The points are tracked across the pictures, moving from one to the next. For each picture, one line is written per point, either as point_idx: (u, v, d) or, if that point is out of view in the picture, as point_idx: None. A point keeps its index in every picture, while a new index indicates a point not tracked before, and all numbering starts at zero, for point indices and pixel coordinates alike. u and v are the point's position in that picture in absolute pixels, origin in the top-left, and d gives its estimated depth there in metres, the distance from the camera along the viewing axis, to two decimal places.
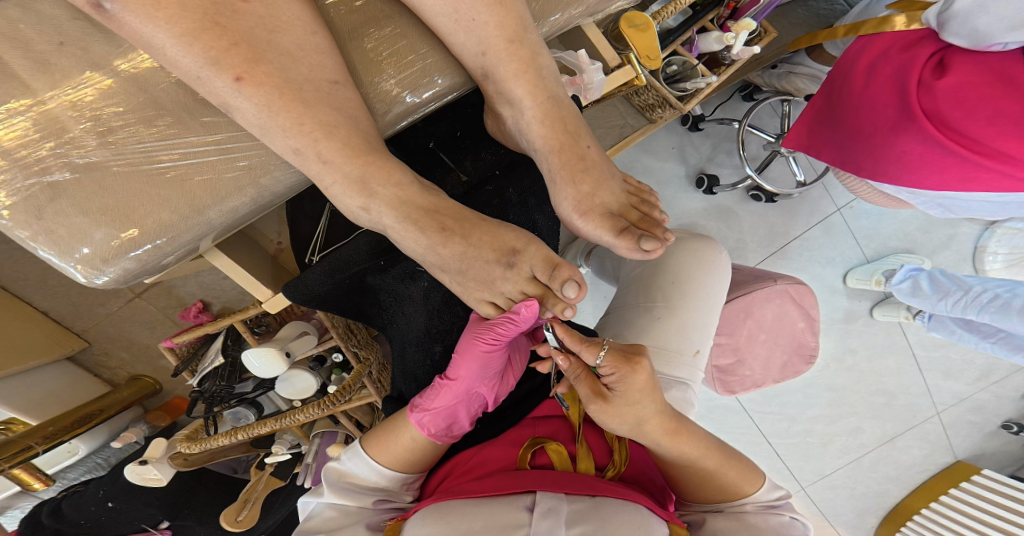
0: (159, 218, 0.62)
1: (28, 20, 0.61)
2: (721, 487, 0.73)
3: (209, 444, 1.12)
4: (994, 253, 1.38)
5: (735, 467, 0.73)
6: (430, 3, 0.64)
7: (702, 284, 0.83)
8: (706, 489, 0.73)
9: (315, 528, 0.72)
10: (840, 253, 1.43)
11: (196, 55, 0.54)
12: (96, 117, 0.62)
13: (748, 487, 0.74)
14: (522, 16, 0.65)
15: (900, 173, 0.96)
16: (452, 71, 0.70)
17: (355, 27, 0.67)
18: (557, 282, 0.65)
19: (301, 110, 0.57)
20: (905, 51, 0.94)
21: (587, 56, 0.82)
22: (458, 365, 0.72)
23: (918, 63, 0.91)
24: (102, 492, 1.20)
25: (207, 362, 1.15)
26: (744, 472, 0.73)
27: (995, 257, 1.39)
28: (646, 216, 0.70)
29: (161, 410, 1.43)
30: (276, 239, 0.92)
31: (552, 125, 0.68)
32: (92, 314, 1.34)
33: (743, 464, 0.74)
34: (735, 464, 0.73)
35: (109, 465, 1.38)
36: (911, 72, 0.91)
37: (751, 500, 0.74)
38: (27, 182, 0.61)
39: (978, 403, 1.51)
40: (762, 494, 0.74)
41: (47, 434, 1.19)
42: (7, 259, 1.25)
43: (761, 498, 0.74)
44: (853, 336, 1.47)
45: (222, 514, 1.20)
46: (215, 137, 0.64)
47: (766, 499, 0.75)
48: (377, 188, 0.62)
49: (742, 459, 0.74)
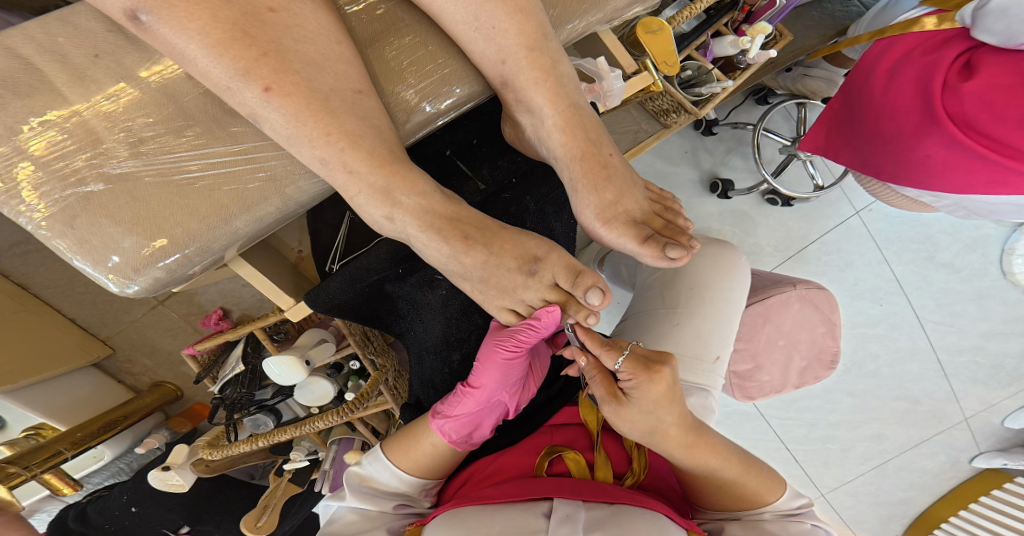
0: (188, 228, 0.64)
1: (67, 33, 0.63)
2: (741, 496, 0.72)
3: (231, 451, 1.13)
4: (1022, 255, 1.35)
5: (756, 475, 0.72)
6: (451, 12, 0.65)
7: (722, 290, 0.83)
8: (726, 497, 0.72)
9: (337, 530, 0.72)
10: (860, 257, 1.41)
11: (226, 65, 0.55)
12: (129, 128, 0.64)
13: (768, 495, 0.73)
14: (542, 24, 0.66)
15: (923, 178, 0.95)
16: (472, 79, 0.71)
17: (375, 36, 0.68)
18: (580, 289, 0.65)
19: (327, 120, 0.58)
20: (928, 54, 0.93)
21: (606, 63, 0.82)
22: (480, 373, 0.72)
23: (942, 65, 0.90)
24: (126, 497, 1.22)
25: (229, 369, 1.18)
26: (764, 482, 0.72)
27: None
28: (669, 223, 0.70)
29: (182, 416, 1.45)
30: (297, 248, 0.92)
31: (572, 132, 0.68)
32: (116, 322, 1.37)
33: (764, 472, 0.73)
34: (756, 473, 0.72)
35: (132, 470, 1.40)
36: (936, 75, 0.89)
37: (771, 509, 0.73)
38: (64, 192, 0.62)
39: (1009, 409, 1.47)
40: (782, 503, 0.73)
41: (75, 441, 1.18)
42: (38, 268, 1.29)
43: (781, 507, 0.73)
44: (875, 341, 1.44)
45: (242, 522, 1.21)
46: (241, 147, 0.65)
47: (786, 508, 0.74)
48: (401, 197, 0.63)
49: (764, 467, 0.73)
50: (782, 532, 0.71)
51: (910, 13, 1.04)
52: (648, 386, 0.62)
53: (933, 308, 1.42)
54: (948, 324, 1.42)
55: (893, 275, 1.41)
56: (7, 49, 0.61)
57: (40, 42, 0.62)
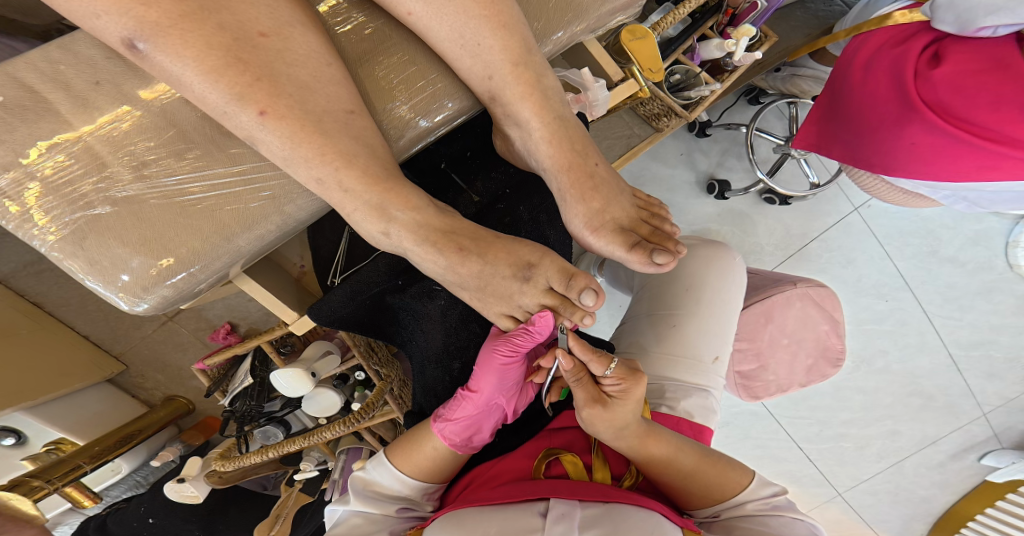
0: (192, 247, 0.66)
1: (69, 61, 0.66)
2: (709, 490, 0.74)
3: (243, 463, 1.15)
4: None
5: (716, 467, 0.74)
6: (434, 29, 0.66)
7: (715, 291, 0.85)
8: (701, 491, 0.74)
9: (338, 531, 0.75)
10: (863, 253, 1.42)
11: (222, 91, 0.57)
12: (132, 152, 0.66)
13: (740, 479, 0.75)
14: (526, 38, 0.67)
15: (915, 167, 0.94)
16: (461, 94, 0.73)
17: (363, 55, 0.70)
18: (574, 290, 0.67)
19: (321, 141, 0.60)
20: (897, 47, 0.95)
21: (590, 74, 0.84)
22: (478, 378, 0.74)
23: (912, 56, 0.92)
24: (143, 508, 1.26)
25: (237, 383, 1.21)
26: (731, 473, 0.75)
27: None
28: (657, 229, 0.72)
29: (195, 429, 1.46)
30: (299, 263, 0.95)
31: (559, 143, 0.69)
32: (128, 338, 1.40)
33: (724, 462, 0.75)
34: (715, 462, 0.74)
35: (148, 483, 1.44)
36: (906, 66, 0.92)
37: (750, 499, 0.74)
38: (73, 216, 0.65)
39: None
40: (754, 489, 0.75)
41: (93, 455, 1.21)
42: (51, 286, 1.34)
43: (755, 496, 0.75)
44: (883, 337, 1.44)
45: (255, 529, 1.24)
46: (240, 168, 0.67)
47: (761, 497, 0.75)
48: (395, 212, 0.65)
49: (724, 458, 0.75)
50: (762, 525, 0.72)
51: (889, 8, 1.03)
52: (636, 389, 0.67)
53: (939, 303, 1.42)
54: (956, 318, 1.42)
55: (896, 271, 1.42)
56: (13, 78, 0.65)
57: (43, 70, 0.65)
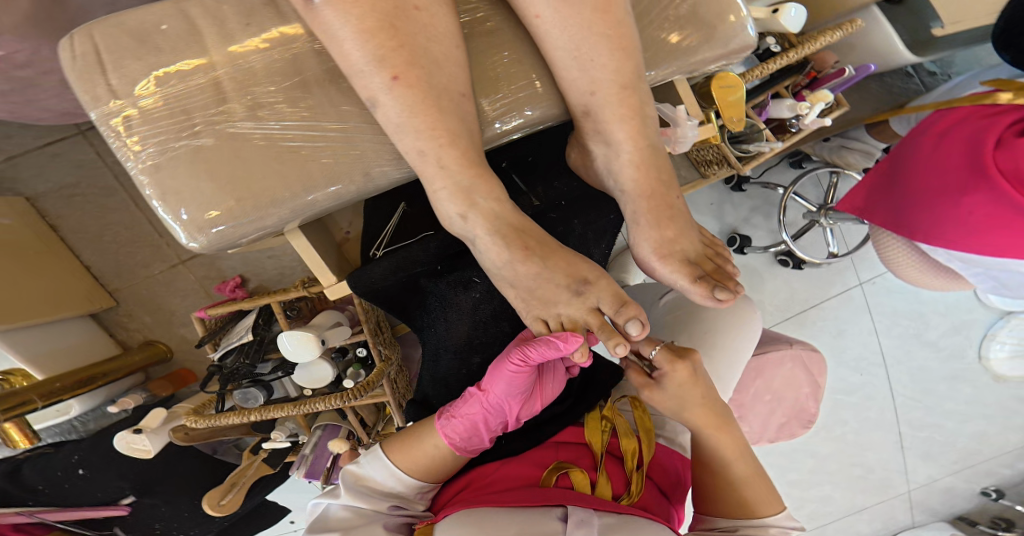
0: (274, 194, 0.67)
1: (232, 3, 0.69)
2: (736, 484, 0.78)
3: (217, 423, 1.13)
4: (1001, 342, 1.44)
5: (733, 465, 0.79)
6: (555, 35, 0.68)
7: (732, 340, 0.89)
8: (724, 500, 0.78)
9: (329, 527, 0.75)
10: (852, 324, 1.48)
11: (367, 51, 0.60)
12: (253, 95, 0.67)
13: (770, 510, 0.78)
14: (640, 65, 0.70)
15: (965, 237, 0.90)
16: (547, 104, 0.75)
17: (483, 48, 0.74)
18: (623, 317, 0.70)
19: (435, 117, 0.63)
20: (983, 119, 0.92)
21: (685, 111, 0.87)
22: (490, 378, 0.75)
23: (998, 125, 0.88)
24: (76, 457, 1.15)
25: (235, 337, 1.17)
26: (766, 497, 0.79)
27: (1001, 345, 1.44)
28: (720, 268, 0.75)
29: (164, 381, 1.38)
30: (345, 229, 0.96)
31: (647, 170, 0.73)
32: (129, 276, 1.37)
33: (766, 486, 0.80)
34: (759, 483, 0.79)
35: (84, 430, 1.28)
36: (988, 135, 0.89)
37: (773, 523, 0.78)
38: (176, 143, 0.66)
39: (946, 485, 1.56)
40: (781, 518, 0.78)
41: (49, 390, 1.11)
42: (75, 213, 1.32)
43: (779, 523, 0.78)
44: (846, 409, 1.50)
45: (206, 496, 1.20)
46: (343, 125, 0.69)
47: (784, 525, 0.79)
48: (479, 199, 0.67)
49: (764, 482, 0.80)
50: None
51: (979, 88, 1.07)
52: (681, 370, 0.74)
53: (907, 383, 1.49)
54: (918, 400, 1.50)
55: (879, 348, 1.48)
56: (183, 12, 0.68)
57: (211, 9, 0.68)
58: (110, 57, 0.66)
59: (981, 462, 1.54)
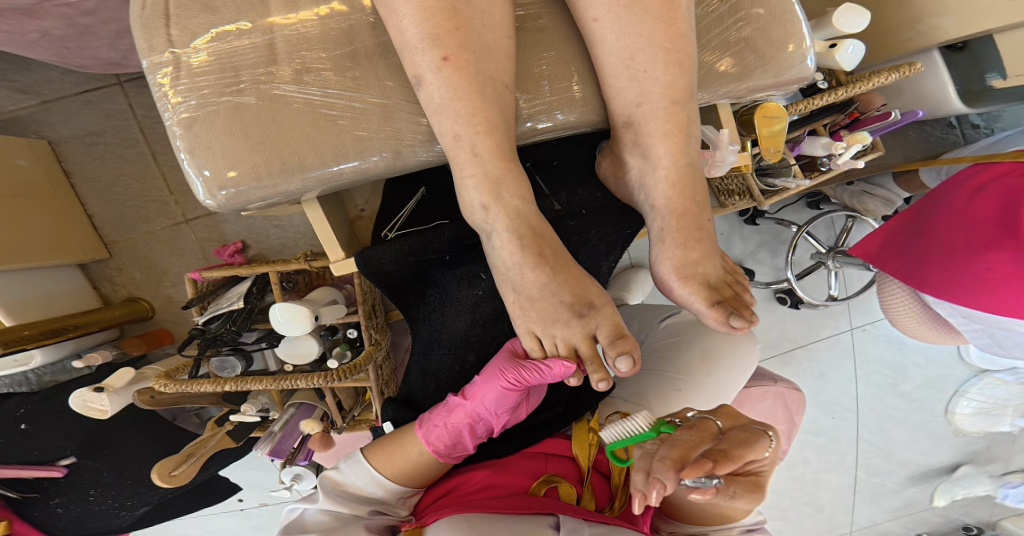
0: (303, 162, 0.68)
1: None
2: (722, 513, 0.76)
3: (185, 389, 1.07)
4: (969, 400, 1.48)
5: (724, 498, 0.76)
6: (608, 41, 0.69)
7: (726, 371, 0.89)
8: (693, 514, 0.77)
9: (306, 529, 0.74)
10: (835, 370, 1.49)
11: (423, 28, 0.61)
12: (303, 58, 0.68)
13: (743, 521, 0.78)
14: (692, 84, 0.71)
15: (971, 293, 0.92)
16: (591, 108, 0.76)
17: (533, 44, 0.74)
18: (615, 350, 0.67)
19: (477, 103, 0.64)
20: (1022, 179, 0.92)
21: (728, 136, 0.89)
22: (477, 387, 0.74)
23: None
24: (21, 411, 1.05)
25: (225, 303, 1.15)
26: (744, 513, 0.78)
27: (968, 402, 1.49)
28: (737, 296, 0.75)
29: (138, 339, 1.33)
30: (361, 206, 0.95)
31: (682, 189, 0.73)
32: (128, 230, 1.35)
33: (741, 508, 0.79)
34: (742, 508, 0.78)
35: (36, 384, 1.15)
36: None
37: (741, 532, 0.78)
38: (219, 99, 0.67)
39: (884, 530, 1.60)
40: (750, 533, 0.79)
41: (13, 338, 1.06)
42: (89, 162, 1.31)
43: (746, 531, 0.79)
44: (811, 448, 1.52)
45: (157, 465, 1.12)
46: (382, 101, 0.69)
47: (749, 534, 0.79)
48: (506, 194, 0.67)
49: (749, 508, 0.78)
50: None
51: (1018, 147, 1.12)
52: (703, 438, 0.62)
53: (873, 428, 1.51)
54: (878, 446, 1.52)
55: (855, 394, 1.50)
56: None
57: None
58: (176, 10, 0.68)
59: (920, 509, 1.59)
